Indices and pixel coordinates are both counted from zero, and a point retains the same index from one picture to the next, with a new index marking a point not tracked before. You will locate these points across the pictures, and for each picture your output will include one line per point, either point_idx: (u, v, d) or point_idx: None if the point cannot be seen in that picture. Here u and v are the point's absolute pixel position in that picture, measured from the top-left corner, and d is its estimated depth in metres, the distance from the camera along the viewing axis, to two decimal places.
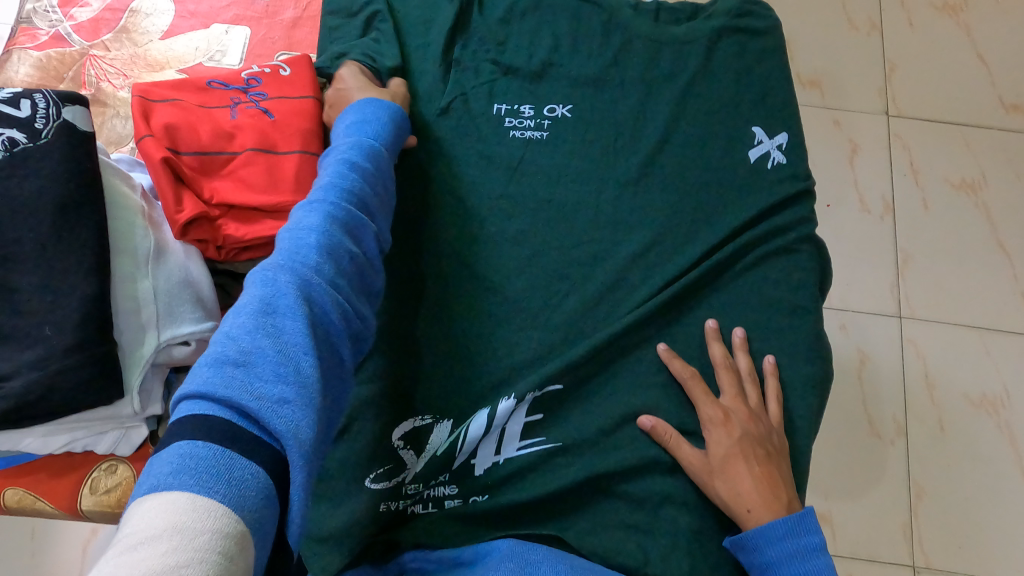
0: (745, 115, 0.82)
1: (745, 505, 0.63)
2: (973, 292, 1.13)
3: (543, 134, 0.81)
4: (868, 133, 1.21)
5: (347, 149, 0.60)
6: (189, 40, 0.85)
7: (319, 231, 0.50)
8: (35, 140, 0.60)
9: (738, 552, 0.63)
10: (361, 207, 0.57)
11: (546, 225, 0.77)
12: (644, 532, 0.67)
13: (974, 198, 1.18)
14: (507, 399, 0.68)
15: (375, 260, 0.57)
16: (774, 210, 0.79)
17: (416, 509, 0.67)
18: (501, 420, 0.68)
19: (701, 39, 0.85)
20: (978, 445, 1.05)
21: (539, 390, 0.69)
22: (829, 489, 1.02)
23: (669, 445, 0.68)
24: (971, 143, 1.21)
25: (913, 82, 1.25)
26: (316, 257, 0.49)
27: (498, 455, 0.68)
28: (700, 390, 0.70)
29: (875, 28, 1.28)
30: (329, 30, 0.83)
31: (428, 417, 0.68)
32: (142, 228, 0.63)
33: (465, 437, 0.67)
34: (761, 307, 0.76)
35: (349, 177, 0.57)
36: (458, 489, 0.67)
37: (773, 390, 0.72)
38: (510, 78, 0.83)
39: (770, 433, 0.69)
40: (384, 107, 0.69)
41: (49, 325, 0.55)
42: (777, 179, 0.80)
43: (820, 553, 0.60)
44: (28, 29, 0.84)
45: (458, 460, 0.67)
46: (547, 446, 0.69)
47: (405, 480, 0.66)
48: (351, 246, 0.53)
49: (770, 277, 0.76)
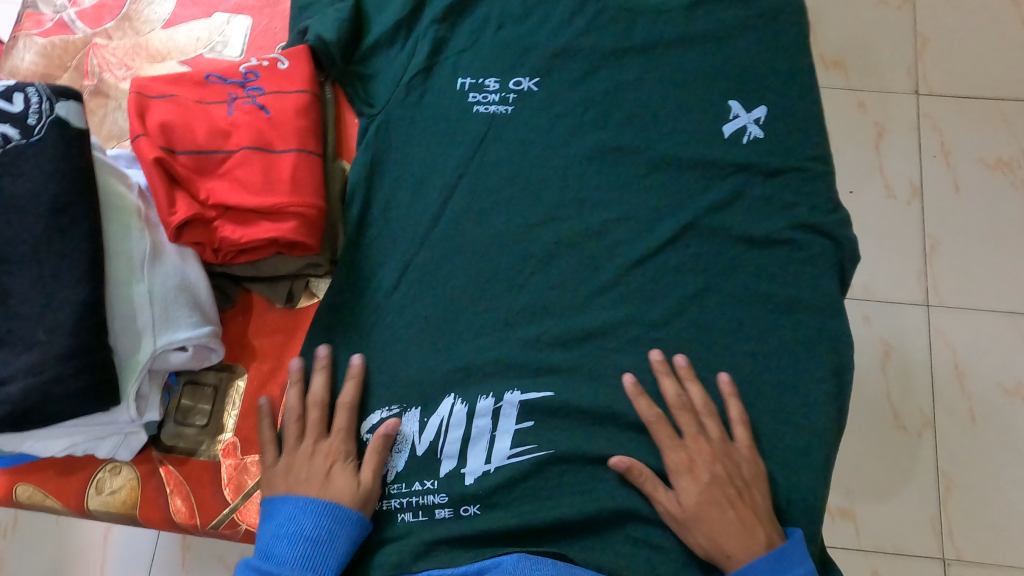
0: (776, 90, 0.76)
1: (726, 550, 0.59)
2: (1009, 276, 1.08)
3: (509, 109, 0.75)
4: (897, 115, 1.16)
5: None
6: (190, 30, 0.83)
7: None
8: (27, 137, 0.59)
9: None
10: None
11: (556, 212, 0.71)
12: (652, 547, 0.62)
13: (1012, 176, 1.12)
14: (487, 398, 0.65)
15: None
16: (809, 194, 0.72)
17: (405, 516, 0.63)
18: (484, 421, 0.64)
19: (709, 10, 0.78)
20: (1014, 436, 1.01)
21: (522, 392, 0.65)
22: (852, 486, 1.00)
23: (645, 489, 0.62)
24: (1010, 119, 1.15)
25: (948, 58, 1.19)
26: None
27: (488, 465, 0.64)
28: (665, 435, 0.63)
29: (907, 2, 1.22)
30: (300, 9, 0.78)
31: (395, 407, 0.65)
32: (138, 230, 0.62)
33: (444, 437, 0.64)
34: (794, 305, 0.69)
35: None
36: (448, 497, 0.63)
37: (736, 414, 0.64)
38: (477, 49, 0.77)
39: (741, 471, 0.62)
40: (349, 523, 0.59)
41: (43, 331, 0.54)
42: (812, 159, 0.73)
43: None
44: (33, 15, 0.83)
45: (445, 468, 0.64)
46: (538, 455, 0.63)
47: (386, 478, 0.64)
48: None
49: (804, 269, 0.70)
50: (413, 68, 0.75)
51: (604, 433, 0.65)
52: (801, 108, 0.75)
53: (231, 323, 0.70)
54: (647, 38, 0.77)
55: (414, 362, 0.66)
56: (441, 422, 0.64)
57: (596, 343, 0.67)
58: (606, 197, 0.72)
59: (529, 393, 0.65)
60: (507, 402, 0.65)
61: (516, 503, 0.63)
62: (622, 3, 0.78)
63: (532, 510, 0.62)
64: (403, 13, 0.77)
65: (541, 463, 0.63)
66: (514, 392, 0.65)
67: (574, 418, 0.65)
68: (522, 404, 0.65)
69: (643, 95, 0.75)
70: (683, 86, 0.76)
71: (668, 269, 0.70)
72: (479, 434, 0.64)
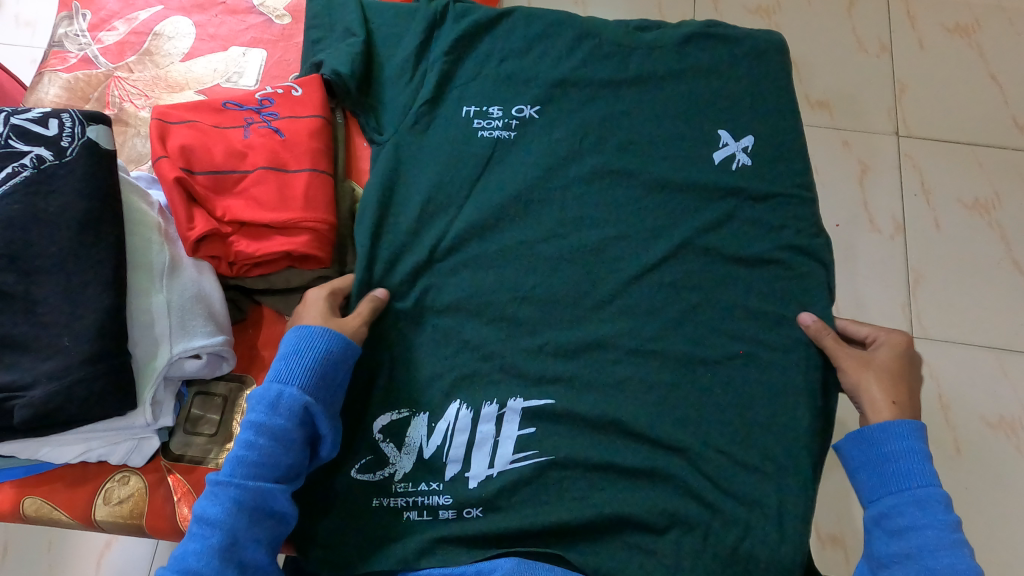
0: (762, 120, 0.80)
1: (889, 399, 0.64)
2: (986, 311, 1.12)
3: (512, 134, 0.79)
4: (878, 153, 1.22)
5: (258, 407, 0.59)
6: (208, 62, 0.87)
7: (238, 495, 0.57)
8: (60, 158, 0.62)
9: (852, 442, 0.63)
10: (275, 412, 0.59)
11: (555, 232, 0.75)
12: (647, 552, 0.63)
13: (988, 217, 1.17)
14: (491, 404, 0.67)
15: (300, 444, 0.60)
16: (796, 216, 0.76)
17: (410, 515, 0.64)
18: (488, 427, 0.67)
19: (697, 47, 0.84)
20: (998, 468, 1.03)
21: (525, 399, 0.68)
22: (841, 511, 0.97)
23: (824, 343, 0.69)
24: (983, 163, 1.21)
25: (924, 103, 1.25)
26: (219, 495, 0.57)
27: (491, 469, 0.66)
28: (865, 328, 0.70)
29: (884, 49, 1.29)
30: (312, 43, 0.84)
31: (404, 410, 0.67)
32: (158, 243, 0.65)
33: (451, 442, 0.66)
34: (783, 319, 0.72)
35: (257, 442, 0.58)
36: (453, 500, 0.65)
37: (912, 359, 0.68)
38: (482, 80, 0.82)
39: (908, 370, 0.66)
40: (321, 331, 0.62)
41: (68, 336, 0.56)
42: (797, 183, 0.77)
43: (913, 454, 0.60)
44: (59, 52, 0.87)
45: (451, 472, 0.66)
46: (538, 461, 0.65)
47: (394, 477, 0.65)
48: (253, 463, 0.57)
49: (793, 286, 0.73)
50: (422, 96, 0.80)
51: (603, 443, 0.67)
52: (785, 136, 0.80)
53: (241, 335, 0.73)
54: (641, 72, 0.82)
55: (420, 369, 0.69)
56: (448, 427, 0.67)
57: (595, 355, 0.70)
58: (603, 218, 0.76)
59: (530, 400, 0.68)
60: (510, 408, 0.67)
61: (517, 507, 0.65)
62: (615, 41, 0.84)
63: (538, 514, 0.64)
64: (411, 50, 0.82)
65: (542, 468, 0.65)
66: (517, 399, 0.68)
67: (575, 430, 0.67)
68: (525, 410, 0.67)
69: (638, 124, 0.80)
70: (675, 116, 0.80)
71: (664, 285, 0.73)
72: (483, 439, 0.66)
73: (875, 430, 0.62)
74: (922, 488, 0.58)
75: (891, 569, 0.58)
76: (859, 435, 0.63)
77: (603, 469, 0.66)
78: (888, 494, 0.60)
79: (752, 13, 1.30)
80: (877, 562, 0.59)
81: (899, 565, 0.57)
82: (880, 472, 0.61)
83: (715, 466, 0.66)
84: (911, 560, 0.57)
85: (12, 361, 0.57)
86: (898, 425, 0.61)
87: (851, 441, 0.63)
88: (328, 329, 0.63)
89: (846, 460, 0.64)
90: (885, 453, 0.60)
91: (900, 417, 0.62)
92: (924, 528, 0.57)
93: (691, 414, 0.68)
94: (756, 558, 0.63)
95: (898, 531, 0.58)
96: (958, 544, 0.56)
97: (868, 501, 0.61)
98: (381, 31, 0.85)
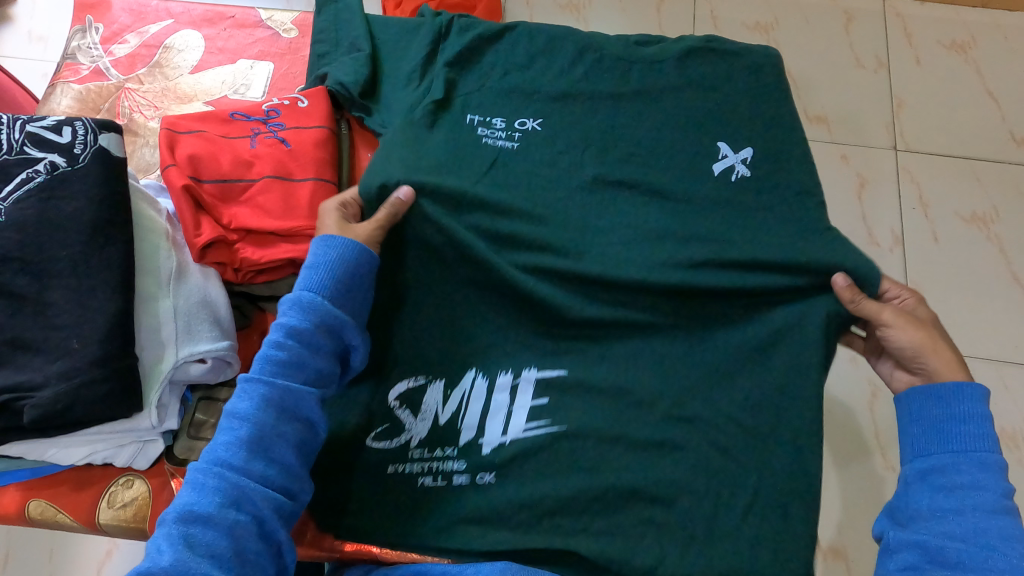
0: (762, 130, 0.81)
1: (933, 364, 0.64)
2: (986, 323, 1.13)
3: (515, 145, 0.79)
4: (877, 167, 1.23)
5: (286, 311, 0.60)
6: (216, 74, 0.89)
7: (266, 393, 0.57)
8: (73, 164, 0.63)
9: (923, 393, 0.62)
10: (303, 317, 0.60)
11: None
12: (654, 544, 0.63)
13: (986, 230, 1.18)
14: (506, 373, 0.70)
15: (326, 352, 0.61)
16: None
17: (426, 479, 0.67)
18: (503, 396, 0.69)
19: (698, 61, 0.85)
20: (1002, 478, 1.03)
21: (539, 369, 0.70)
22: (843, 522, 0.97)
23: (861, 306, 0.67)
24: (980, 175, 1.22)
25: (921, 117, 1.27)
26: (248, 393, 0.58)
27: (505, 436, 0.68)
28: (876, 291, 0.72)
29: (882, 66, 1.31)
30: (318, 57, 0.86)
31: (421, 378, 0.69)
32: (165, 250, 0.67)
33: (465, 409, 0.69)
34: None
35: (285, 343, 0.59)
36: (467, 464, 0.67)
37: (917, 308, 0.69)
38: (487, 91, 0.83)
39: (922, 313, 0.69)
40: (345, 242, 0.63)
41: (77, 338, 0.57)
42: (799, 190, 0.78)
43: (981, 419, 0.58)
44: (71, 64, 0.89)
45: (465, 437, 0.68)
46: (550, 430, 0.67)
47: (410, 443, 0.68)
48: (281, 364, 0.59)
49: None
50: (430, 98, 0.79)
51: (608, 438, 0.67)
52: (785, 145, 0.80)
53: (248, 341, 0.74)
54: (641, 84, 0.84)
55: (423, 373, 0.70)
56: (463, 395, 0.69)
57: (597, 357, 0.71)
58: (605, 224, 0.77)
59: (543, 371, 0.70)
60: (525, 378, 0.69)
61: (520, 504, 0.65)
62: (616, 55, 0.85)
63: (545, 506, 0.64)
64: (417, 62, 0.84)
65: (544, 468, 0.66)
66: (531, 369, 0.70)
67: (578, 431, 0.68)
68: (539, 380, 0.70)
69: (638, 135, 0.81)
70: (677, 125, 0.81)
71: (671, 290, 0.71)
72: (497, 408, 0.69)
73: (947, 387, 0.60)
74: (983, 451, 0.57)
75: (927, 522, 0.57)
76: (926, 390, 0.62)
77: (608, 465, 0.66)
78: (942, 451, 0.59)
79: (750, 30, 1.32)
80: (912, 514, 0.58)
81: (938, 519, 0.56)
82: (936, 428, 0.60)
83: (722, 462, 0.66)
84: (955, 517, 0.55)
85: (22, 362, 0.58)
86: (972, 386, 0.60)
87: (916, 395, 0.62)
88: (351, 244, 0.64)
89: (906, 410, 0.63)
90: (950, 412, 0.59)
91: (975, 382, 0.61)
92: (978, 491, 0.56)
93: (696, 417, 0.68)
94: (757, 558, 0.63)
95: (942, 489, 0.57)
96: (1007, 511, 0.55)
97: (912, 456, 0.61)
98: (387, 46, 0.87)
